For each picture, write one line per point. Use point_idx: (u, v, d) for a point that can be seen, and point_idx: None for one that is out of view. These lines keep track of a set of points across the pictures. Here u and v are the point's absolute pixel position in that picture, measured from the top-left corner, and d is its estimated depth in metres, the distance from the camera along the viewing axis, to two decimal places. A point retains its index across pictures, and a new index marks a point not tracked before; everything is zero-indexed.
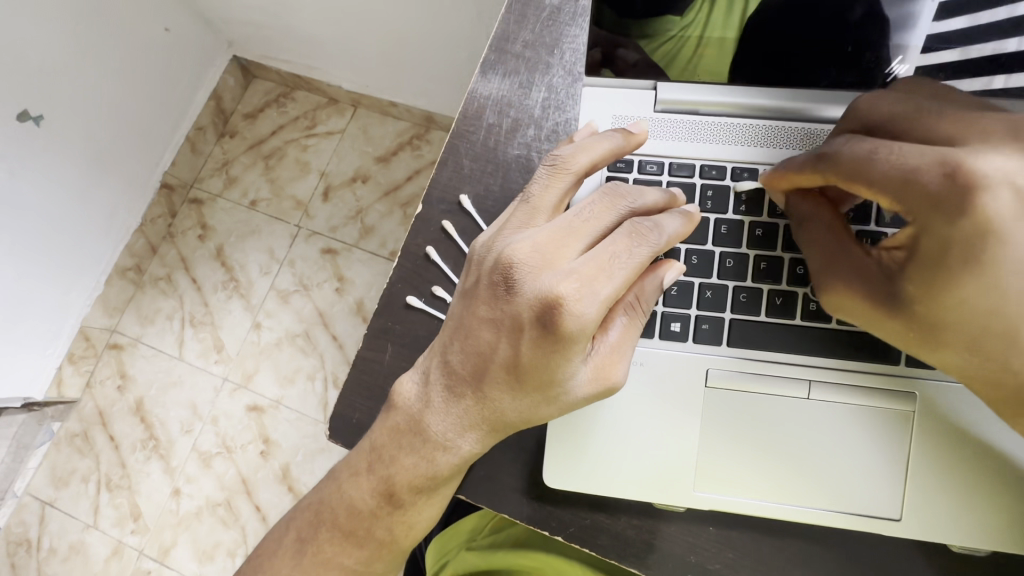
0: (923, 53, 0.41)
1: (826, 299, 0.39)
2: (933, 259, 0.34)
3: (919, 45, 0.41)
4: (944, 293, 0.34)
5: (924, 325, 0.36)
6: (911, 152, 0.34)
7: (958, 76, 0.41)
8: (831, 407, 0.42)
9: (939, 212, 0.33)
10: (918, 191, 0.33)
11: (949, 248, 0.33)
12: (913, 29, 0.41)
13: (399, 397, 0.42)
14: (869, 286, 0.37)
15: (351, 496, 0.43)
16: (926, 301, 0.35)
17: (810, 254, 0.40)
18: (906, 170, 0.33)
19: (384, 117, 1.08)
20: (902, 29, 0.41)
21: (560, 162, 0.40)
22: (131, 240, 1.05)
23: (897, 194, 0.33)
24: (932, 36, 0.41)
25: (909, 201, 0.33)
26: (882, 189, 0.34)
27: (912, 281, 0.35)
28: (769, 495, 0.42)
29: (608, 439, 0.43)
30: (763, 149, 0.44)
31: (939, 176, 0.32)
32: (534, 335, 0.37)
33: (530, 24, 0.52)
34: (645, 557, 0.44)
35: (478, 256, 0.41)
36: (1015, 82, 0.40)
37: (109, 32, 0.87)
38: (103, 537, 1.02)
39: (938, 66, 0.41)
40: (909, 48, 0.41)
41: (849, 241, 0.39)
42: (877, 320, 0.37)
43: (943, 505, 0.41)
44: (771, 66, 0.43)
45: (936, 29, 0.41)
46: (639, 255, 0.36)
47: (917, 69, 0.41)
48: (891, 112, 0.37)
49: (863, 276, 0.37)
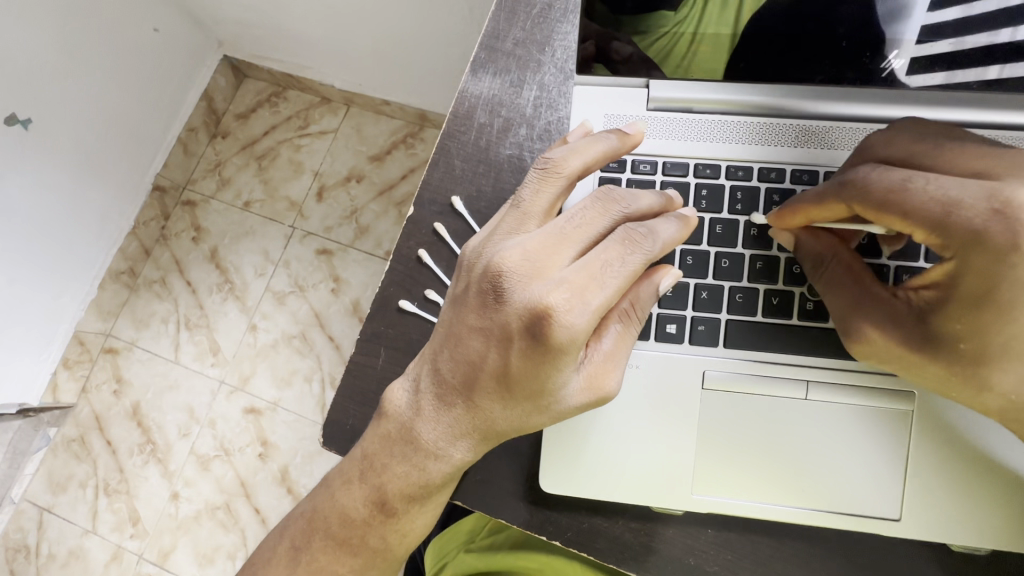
0: (919, 44, 0.40)
1: (855, 345, 0.38)
2: (979, 298, 0.33)
3: (914, 38, 0.40)
4: (988, 332, 0.34)
5: (966, 364, 0.35)
6: (949, 184, 0.33)
7: (955, 69, 0.41)
8: (828, 407, 0.42)
9: (983, 248, 0.32)
10: (962, 224, 0.32)
11: (996, 287, 0.33)
12: (908, 20, 0.40)
13: (390, 405, 0.42)
14: (904, 328, 0.36)
15: (344, 505, 0.42)
16: (970, 340, 0.34)
17: (831, 299, 0.39)
18: (947, 201, 0.33)
19: (377, 115, 1.07)
20: (896, 21, 0.40)
21: (552, 165, 0.39)
22: (124, 243, 1.04)
23: (940, 226, 0.33)
24: (925, 28, 0.40)
25: (950, 233, 0.33)
26: (920, 220, 0.33)
27: (952, 321, 0.35)
28: (766, 497, 0.41)
29: (605, 443, 0.42)
30: (758, 146, 0.44)
31: (986, 211, 0.32)
32: (523, 345, 0.36)
33: (521, 22, 0.51)
34: (645, 561, 0.44)
35: (469, 261, 0.40)
36: (1009, 72, 0.40)
37: (97, 35, 0.85)
38: (102, 543, 1.02)
39: (932, 58, 0.41)
40: (905, 39, 0.40)
41: (870, 282, 0.38)
42: (913, 362, 0.36)
43: (944, 504, 0.40)
44: (765, 61, 0.42)
45: (930, 19, 0.40)
46: (633, 262, 0.36)
47: (915, 60, 0.41)
48: (906, 151, 0.37)
49: (893, 317, 0.37)
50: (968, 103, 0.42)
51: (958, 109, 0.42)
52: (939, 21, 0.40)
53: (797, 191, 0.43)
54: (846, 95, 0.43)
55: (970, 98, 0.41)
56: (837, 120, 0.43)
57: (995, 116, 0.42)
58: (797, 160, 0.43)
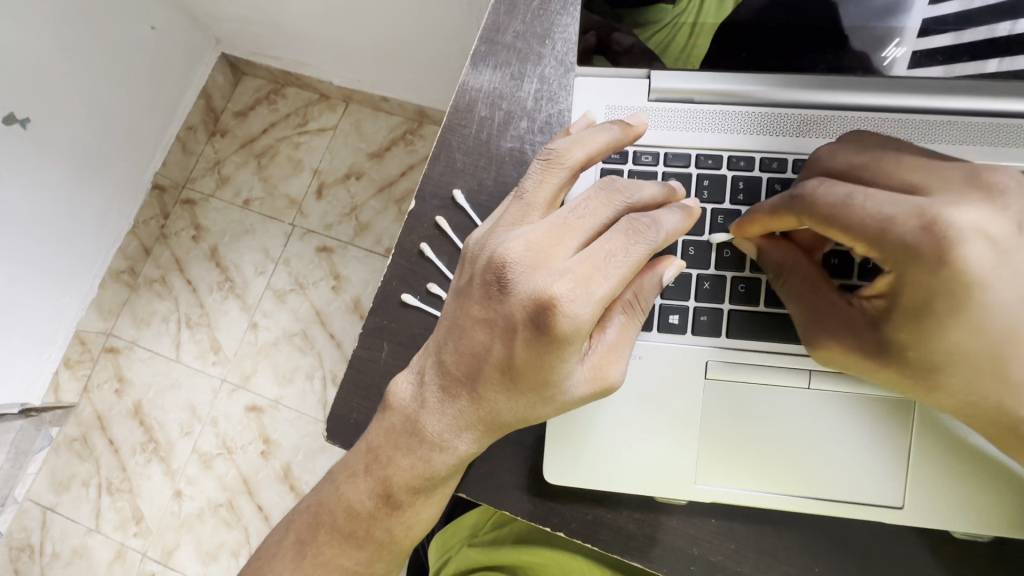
0: (919, 37, 0.40)
1: (816, 353, 0.39)
2: (918, 308, 0.34)
3: (915, 29, 0.40)
4: (933, 340, 0.34)
5: (917, 371, 0.36)
6: (884, 201, 0.33)
7: (954, 63, 0.41)
8: (832, 396, 0.42)
9: (917, 262, 0.33)
10: (895, 241, 0.33)
11: (931, 299, 0.33)
12: (910, 12, 0.40)
13: (395, 398, 0.42)
14: (858, 335, 0.37)
15: (349, 498, 0.43)
16: (916, 349, 0.35)
17: (790, 305, 0.40)
18: (881, 219, 0.33)
19: (376, 112, 1.07)
20: (897, 13, 0.40)
21: (556, 156, 0.39)
22: (123, 242, 1.04)
23: (873, 241, 0.33)
24: (928, 20, 0.40)
25: (885, 249, 0.33)
26: (859, 236, 0.34)
27: (902, 329, 0.35)
28: (770, 486, 0.42)
29: (609, 435, 0.42)
30: (760, 135, 0.43)
31: (916, 228, 0.32)
32: (527, 336, 0.36)
33: (521, 15, 0.51)
34: (650, 551, 0.44)
35: (472, 253, 0.40)
36: (1006, 66, 0.40)
37: (94, 34, 0.85)
38: (106, 541, 1.02)
39: (930, 51, 0.40)
40: (907, 31, 0.40)
41: (827, 291, 0.39)
42: (869, 368, 0.38)
43: (948, 491, 0.41)
44: (766, 51, 0.42)
45: (930, 12, 0.40)
46: (636, 253, 0.36)
47: (916, 54, 0.41)
48: (849, 162, 0.37)
49: (849, 325, 0.38)
50: (971, 91, 0.41)
51: (961, 96, 0.42)
52: (940, 14, 0.40)
53: None
54: (848, 84, 0.42)
55: (973, 86, 0.41)
56: (838, 109, 0.43)
57: (997, 104, 0.41)
58: (799, 149, 0.43)
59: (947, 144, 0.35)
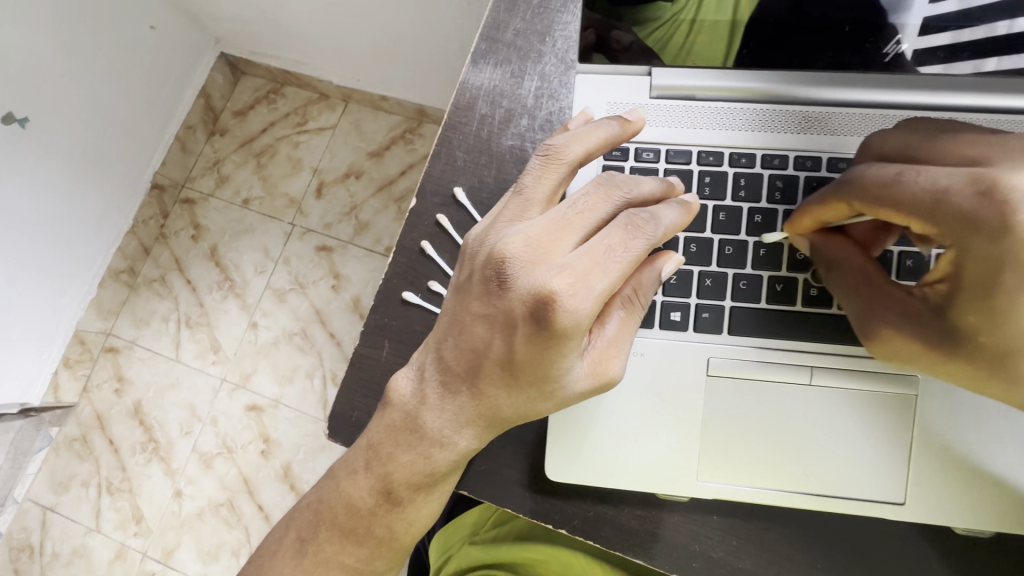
0: (920, 36, 0.40)
1: (876, 346, 0.38)
2: (988, 283, 0.31)
3: (917, 28, 0.40)
4: (1006, 321, 0.31)
5: (987, 358, 0.33)
6: (938, 173, 0.32)
7: (953, 62, 0.41)
8: (833, 392, 0.42)
9: (980, 231, 0.31)
10: (952, 212, 0.31)
11: (1000, 270, 0.31)
12: (912, 10, 0.39)
13: (395, 395, 0.42)
14: (921, 322, 0.35)
15: (351, 495, 0.43)
16: (987, 333, 0.32)
17: (844, 301, 0.39)
18: (937, 191, 0.32)
19: (376, 111, 1.07)
20: (899, 11, 0.39)
21: (554, 152, 0.39)
22: (123, 241, 1.04)
23: (929, 215, 0.32)
24: (931, 18, 0.39)
25: (942, 222, 0.32)
26: (913, 211, 0.33)
27: (966, 312, 0.33)
28: (771, 482, 0.42)
29: (610, 432, 0.42)
30: (761, 132, 0.43)
31: (972, 195, 0.31)
32: (527, 331, 0.36)
33: (521, 12, 0.51)
34: (652, 547, 0.44)
35: (471, 249, 0.40)
36: (1006, 64, 0.40)
37: (93, 33, 0.85)
38: (106, 540, 1.02)
39: (930, 50, 0.40)
40: (908, 30, 0.40)
41: (884, 283, 0.38)
42: (935, 357, 0.35)
43: (949, 487, 0.41)
44: (768, 49, 0.42)
45: (933, 10, 0.39)
46: (635, 248, 0.36)
47: (916, 53, 0.40)
48: (902, 144, 0.37)
49: (905, 313, 0.36)
50: (971, 88, 0.41)
51: (961, 93, 0.42)
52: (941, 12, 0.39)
53: (799, 177, 0.43)
54: (847, 81, 0.42)
55: (973, 83, 0.41)
56: (839, 106, 0.43)
57: (997, 100, 0.41)
58: (800, 146, 0.43)
59: (949, 141, 0.35)
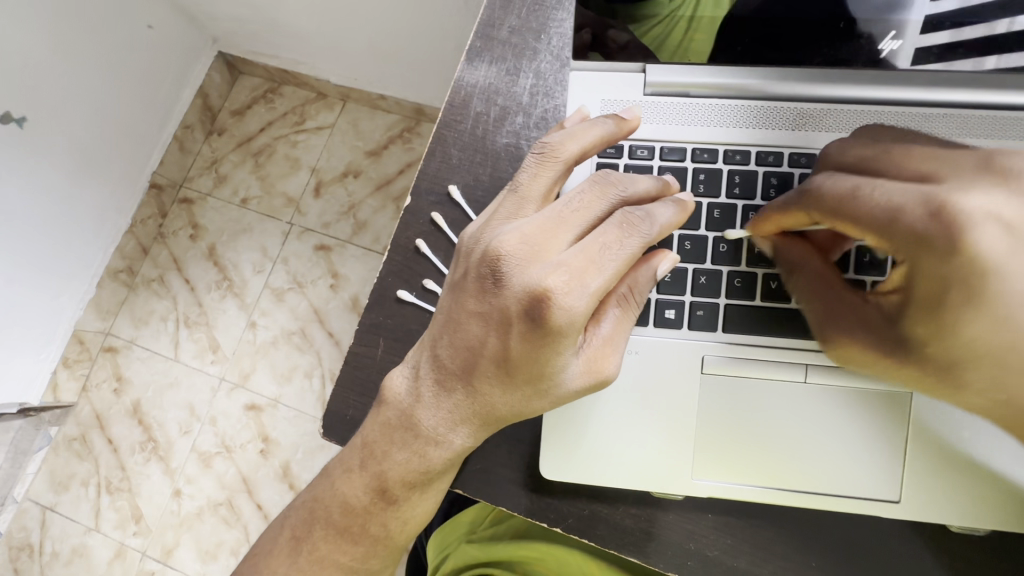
0: (920, 35, 0.40)
1: (834, 348, 0.39)
2: (934, 301, 0.32)
3: (918, 25, 0.39)
4: (953, 335, 0.32)
5: (936, 370, 0.34)
6: (893, 190, 0.33)
7: (950, 62, 0.40)
8: (828, 389, 0.42)
9: (930, 251, 0.31)
10: (904, 231, 0.32)
11: (946, 289, 0.31)
12: (912, 10, 0.39)
13: (390, 392, 0.42)
14: (874, 330, 0.36)
15: (345, 493, 0.43)
16: (934, 345, 0.33)
17: (806, 304, 0.41)
18: (890, 209, 0.32)
19: (374, 110, 1.07)
20: (898, 11, 0.39)
21: (549, 149, 0.39)
22: (121, 241, 1.03)
23: (883, 232, 0.33)
24: (930, 18, 0.39)
25: (896, 239, 0.32)
26: (868, 227, 0.33)
27: (916, 325, 0.33)
28: (765, 480, 0.42)
29: (605, 430, 0.42)
30: (756, 129, 0.43)
31: (924, 216, 0.31)
32: (522, 328, 0.36)
33: (517, 9, 0.51)
34: (646, 546, 0.44)
35: (467, 247, 0.40)
36: (1005, 62, 0.40)
37: (90, 32, 0.85)
38: (106, 540, 1.02)
39: (926, 48, 0.40)
40: (909, 29, 0.40)
41: (842, 288, 0.39)
42: (888, 366, 0.36)
43: (944, 485, 0.41)
44: (763, 45, 0.41)
45: (933, 9, 0.39)
46: (630, 246, 0.35)
47: (917, 51, 0.40)
48: (860, 155, 0.37)
49: (862, 321, 0.37)
50: (967, 85, 0.41)
51: (957, 89, 0.41)
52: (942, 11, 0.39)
53: (794, 174, 0.43)
54: (842, 78, 0.42)
55: (969, 79, 0.41)
56: (834, 102, 0.43)
57: (993, 97, 0.41)
58: (795, 143, 0.43)
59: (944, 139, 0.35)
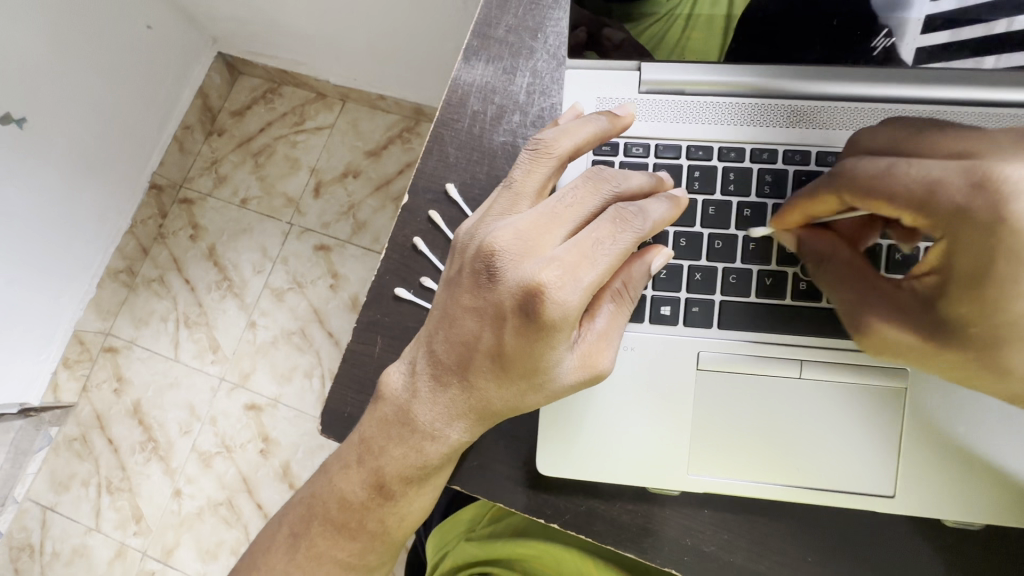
0: (922, 35, 0.40)
1: (867, 340, 0.38)
2: (976, 277, 0.32)
3: (919, 25, 0.40)
4: (998, 311, 0.32)
5: (978, 349, 0.34)
6: (931, 166, 0.33)
7: (951, 61, 0.40)
8: (822, 385, 0.42)
9: (971, 224, 0.31)
10: (943, 205, 0.32)
11: (990, 263, 0.31)
12: (913, 11, 0.40)
13: (386, 388, 0.42)
14: (911, 316, 0.36)
15: (343, 489, 0.43)
16: (978, 323, 0.33)
17: (837, 296, 0.39)
18: (929, 182, 0.32)
19: (373, 110, 1.07)
20: (899, 12, 0.40)
21: (542, 146, 0.39)
22: (121, 241, 1.04)
23: (922, 207, 0.32)
24: (931, 18, 0.40)
25: (934, 214, 0.32)
26: (905, 204, 0.33)
27: (958, 304, 0.33)
28: (760, 475, 0.42)
29: (600, 426, 0.42)
30: (750, 127, 0.44)
31: (965, 187, 0.31)
32: (516, 323, 0.36)
33: (513, 9, 0.51)
34: (644, 541, 0.44)
35: (462, 243, 0.40)
36: (1005, 62, 0.39)
37: (90, 33, 0.85)
38: (106, 540, 1.02)
39: (927, 48, 0.40)
40: (911, 28, 0.40)
41: (874, 276, 0.38)
42: (928, 351, 0.36)
43: (939, 479, 0.41)
44: (757, 43, 0.41)
45: (935, 9, 0.39)
46: (623, 241, 0.36)
47: (920, 51, 0.41)
48: (892, 139, 0.37)
49: (898, 306, 0.36)
50: (962, 82, 0.41)
51: (950, 86, 0.42)
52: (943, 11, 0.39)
53: (789, 171, 0.43)
54: (835, 75, 0.42)
55: (963, 75, 0.41)
56: (827, 99, 0.43)
57: (988, 94, 0.41)
58: (789, 140, 0.43)
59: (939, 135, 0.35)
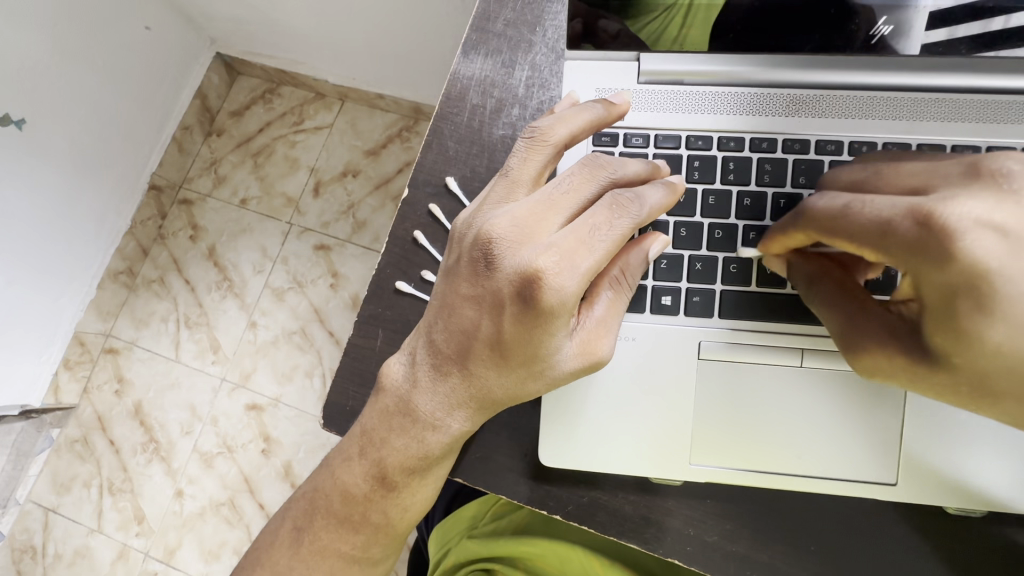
0: (926, 32, 0.41)
1: (856, 363, 0.36)
2: (943, 309, 0.30)
3: (921, 23, 0.41)
4: (974, 346, 0.29)
5: (969, 383, 0.31)
6: (882, 203, 0.32)
7: (947, 56, 0.41)
8: (824, 374, 0.42)
9: (926, 257, 0.30)
10: (897, 240, 0.31)
11: (953, 294, 0.29)
12: (915, 7, 0.40)
13: (387, 379, 0.42)
14: (900, 341, 0.33)
15: (345, 482, 0.43)
16: (957, 356, 0.30)
17: (828, 316, 0.37)
18: (880, 220, 0.32)
19: (372, 109, 1.07)
20: (899, 8, 0.40)
21: (539, 133, 0.39)
22: (120, 243, 1.04)
23: (878, 245, 0.32)
24: (937, 14, 0.40)
25: (890, 250, 0.31)
26: (863, 242, 0.33)
27: (933, 336, 0.31)
28: (761, 465, 0.42)
29: (600, 416, 0.42)
30: (749, 116, 0.44)
31: (912, 226, 0.30)
32: (514, 310, 0.36)
33: (511, 3, 0.51)
34: (646, 532, 0.44)
35: (460, 233, 0.40)
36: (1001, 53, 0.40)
37: (86, 34, 0.84)
38: (108, 541, 1.02)
39: (928, 46, 0.41)
40: (914, 25, 0.41)
41: (864, 298, 0.36)
42: (918, 380, 0.33)
43: (939, 465, 0.41)
44: (755, 34, 0.42)
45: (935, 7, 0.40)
46: (620, 227, 0.36)
47: (923, 48, 0.41)
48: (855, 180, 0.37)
49: (886, 331, 0.34)
50: (960, 71, 0.42)
51: (949, 75, 0.42)
52: (944, 7, 0.40)
53: (788, 160, 0.43)
54: (834, 65, 0.43)
55: (961, 64, 0.41)
56: (825, 89, 0.43)
57: (987, 82, 0.42)
58: (788, 129, 0.43)
59: None
